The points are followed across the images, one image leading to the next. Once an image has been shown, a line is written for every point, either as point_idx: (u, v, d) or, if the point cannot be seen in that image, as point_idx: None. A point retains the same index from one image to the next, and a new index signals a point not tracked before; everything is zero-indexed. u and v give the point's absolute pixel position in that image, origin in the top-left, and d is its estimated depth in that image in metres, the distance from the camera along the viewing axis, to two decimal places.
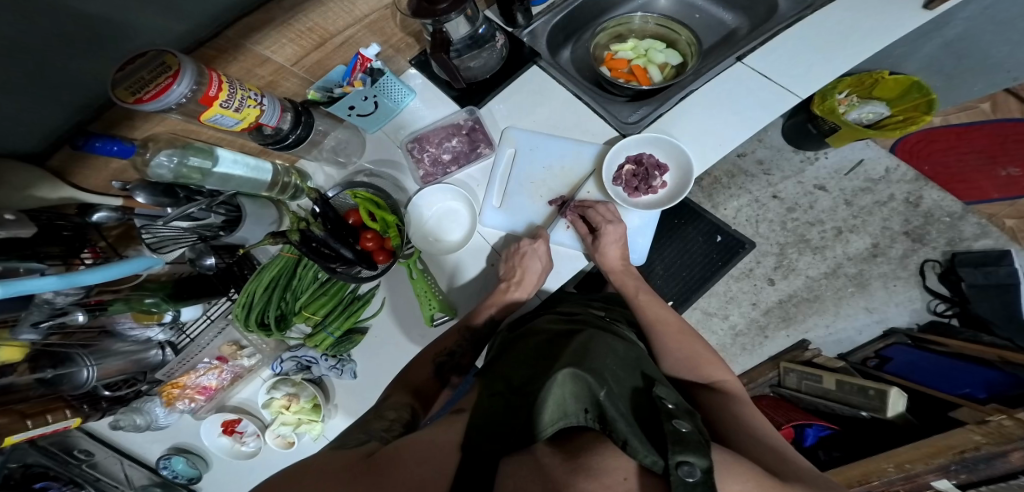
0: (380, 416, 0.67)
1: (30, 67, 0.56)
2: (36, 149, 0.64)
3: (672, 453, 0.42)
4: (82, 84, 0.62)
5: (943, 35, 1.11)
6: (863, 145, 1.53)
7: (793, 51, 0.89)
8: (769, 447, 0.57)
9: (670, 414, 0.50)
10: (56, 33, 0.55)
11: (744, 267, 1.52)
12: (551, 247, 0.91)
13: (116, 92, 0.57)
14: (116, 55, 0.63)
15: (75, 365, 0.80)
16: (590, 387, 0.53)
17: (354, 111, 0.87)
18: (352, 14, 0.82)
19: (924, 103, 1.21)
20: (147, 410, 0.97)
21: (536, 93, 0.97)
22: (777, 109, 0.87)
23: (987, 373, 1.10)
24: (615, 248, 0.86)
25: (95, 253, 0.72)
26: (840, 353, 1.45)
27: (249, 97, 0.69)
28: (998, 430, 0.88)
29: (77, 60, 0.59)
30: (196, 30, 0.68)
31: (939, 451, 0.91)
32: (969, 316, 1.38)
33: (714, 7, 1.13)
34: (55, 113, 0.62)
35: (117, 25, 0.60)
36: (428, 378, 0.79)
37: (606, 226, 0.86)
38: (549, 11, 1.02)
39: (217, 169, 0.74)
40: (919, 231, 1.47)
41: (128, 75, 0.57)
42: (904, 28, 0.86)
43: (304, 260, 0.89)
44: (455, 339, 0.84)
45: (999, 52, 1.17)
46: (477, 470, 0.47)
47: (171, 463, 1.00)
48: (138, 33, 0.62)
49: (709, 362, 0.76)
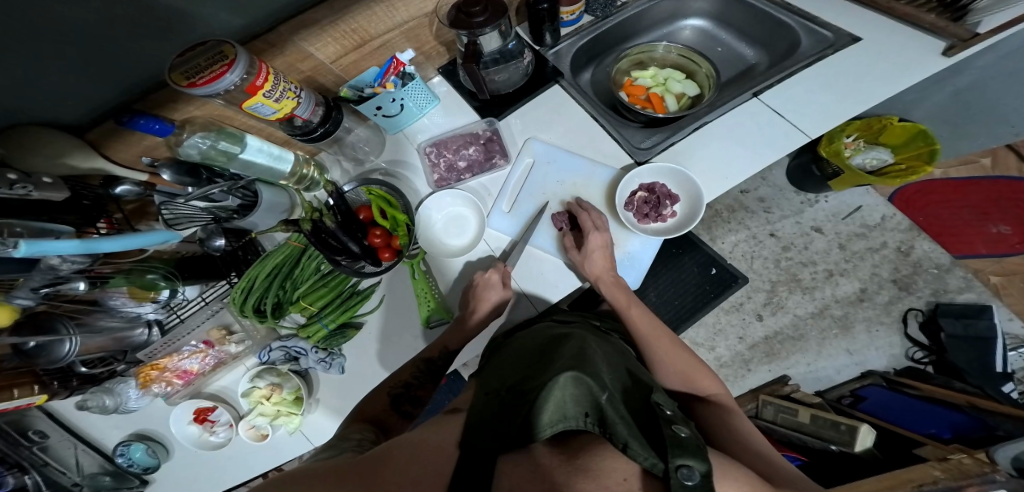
0: (345, 437, 0.65)
1: (96, 47, 0.60)
2: (80, 122, 0.67)
3: (671, 456, 0.44)
4: (136, 67, 0.66)
5: (955, 83, 1.19)
6: (863, 191, 1.59)
7: (810, 91, 0.94)
8: (762, 455, 0.61)
9: (669, 419, 0.52)
10: (121, 15, 0.59)
11: (734, 301, 1.56)
12: (529, 248, 0.92)
13: (172, 76, 0.60)
14: (171, 39, 0.66)
15: (58, 334, 0.80)
16: (591, 391, 0.54)
17: (380, 111, 0.89)
18: (393, 20, 0.85)
19: (928, 152, 1.26)
20: (118, 392, 0.96)
21: (554, 110, 1.00)
22: (788, 146, 0.90)
23: (954, 417, 1.13)
24: (599, 255, 0.86)
25: (110, 224, 0.74)
26: (818, 390, 1.47)
27: (289, 89, 0.70)
28: (958, 467, 0.90)
29: (137, 44, 0.63)
30: (251, 24, 0.72)
31: (900, 484, 0.88)
32: (944, 365, 1.40)
33: (737, 42, 1.17)
34: (107, 90, 0.65)
35: (181, 14, 0.64)
36: (386, 409, 0.76)
37: (594, 232, 0.86)
38: (576, 34, 1.06)
39: (242, 155, 0.78)
40: (907, 279, 1.51)
41: (185, 62, 0.61)
42: (916, 76, 0.90)
43: (310, 251, 0.92)
44: (412, 369, 0.84)
45: (1003, 107, 1.22)
46: (473, 472, 0.49)
47: (129, 450, 0.96)
48: (200, 24, 0.66)
49: (699, 371, 0.78)
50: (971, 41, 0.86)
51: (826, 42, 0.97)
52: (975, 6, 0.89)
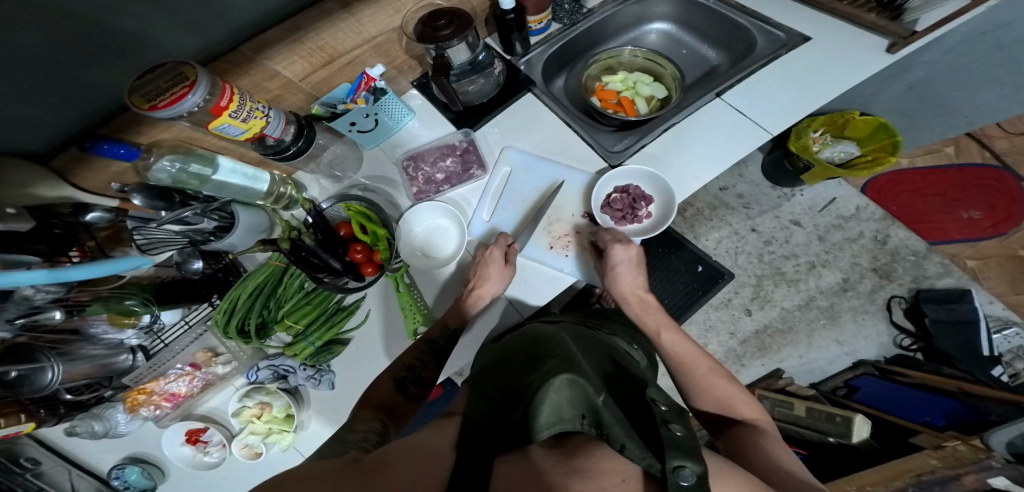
0: (351, 428, 0.64)
1: (56, 74, 0.60)
2: (43, 149, 0.67)
3: (668, 458, 0.43)
4: (99, 93, 0.66)
5: (907, 78, 1.23)
6: (836, 183, 1.62)
7: (772, 87, 0.96)
8: (782, 468, 0.58)
9: (664, 417, 0.51)
10: (80, 41, 0.59)
11: (722, 297, 1.57)
12: (529, 261, 0.92)
13: (132, 99, 0.60)
14: (133, 62, 0.66)
15: (40, 363, 0.78)
16: (587, 393, 0.53)
17: (355, 127, 0.90)
18: (360, 35, 0.86)
19: (890, 144, 1.30)
20: (107, 417, 0.93)
21: (528, 118, 1.01)
22: (753, 143, 0.92)
23: (947, 403, 1.16)
24: (626, 272, 0.85)
25: (82, 252, 0.73)
26: (812, 382, 1.48)
27: (256, 109, 0.71)
28: (953, 454, 0.95)
29: (97, 70, 0.63)
30: (213, 45, 0.72)
31: (899, 475, 0.95)
32: (932, 350, 1.42)
33: (700, 44, 1.20)
34: (69, 117, 0.66)
35: (140, 36, 0.64)
36: (392, 395, 0.74)
37: (617, 246, 0.84)
38: (545, 42, 1.08)
39: (214, 177, 0.78)
40: (887, 268, 1.54)
41: (144, 85, 0.61)
42: (874, 66, 0.93)
43: (292, 269, 0.92)
44: (415, 351, 0.81)
45: (960, 94, 1.27)
46: (473, 465, 0.48)
47: (124, 473, 0.93)
48: (161, 46, 0.67)
49: (738, 399, 0.73)
50: (911, 39, 0.89)
51: (779, 42, 1.01)
52: (909, 6, 0.94)
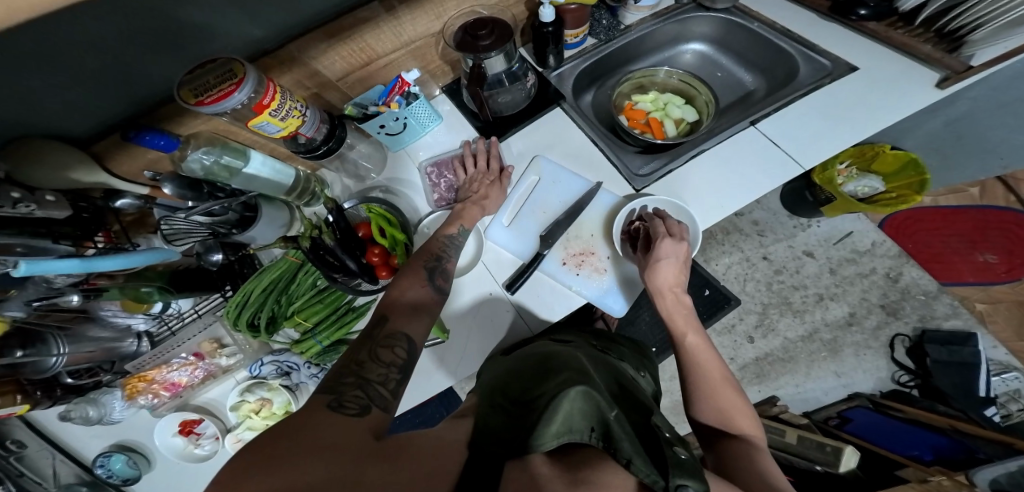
0: (375, 357, 0.57)
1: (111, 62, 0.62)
2: (87, 134, 0.69)
3: (672, 475, 0.44)
4: (149, 81, 0.69)
5: (947, 113, 1.23)
6: (854, 217, 1.61)
7: (805, 117, 0.96)
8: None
9: (669, 439, 0.51)
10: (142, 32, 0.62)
11: (726, 322, 1.56)
12: (543, 274, 0.91)
13: (180, 92, 0.61)
14: (186, 53, 0.69)
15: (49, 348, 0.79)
16: (600, 406, 0.53)
17: (384, 129, 0.90)
18: (400, 38, 0.88)
19: (918, 182, 1.29)
20: (103, 403, 0.92)
21: (555, 131, 1.02)
22: (783, 175, 0.92)
23: (938, 439, 1.16)
24: (670, 268, 0.83)
25: (108, 237, 0.75)
26: (807, 411, 1.46)
27: (295, 108, 0.71)
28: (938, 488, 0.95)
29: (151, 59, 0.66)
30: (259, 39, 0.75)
31: None
32: (929, 388, 1.40)
33: (736, 68, 1.21)
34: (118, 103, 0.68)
35: (196, 28, 0.67)
36: None
37: (666, 239, 0.83)
38: (579, 56, 1.09)
39: (245, 169, 0.77)
40: (896, 305, 1.53)
41: (194, 79, 0.62)
42: (912, 101, 0.93)
43: (307, 266, 0.91)
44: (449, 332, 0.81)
45: (997, 136, 1.24)
46: (480, 471, 0.46)
47: (109, 461, 0.90)
48: (214, 38, 0.70)
49: (740, 412, 0.75)
50: (965, 74, 0.88)
51: (824, 70, 1.00)
52: (971, 39, 0.89)
